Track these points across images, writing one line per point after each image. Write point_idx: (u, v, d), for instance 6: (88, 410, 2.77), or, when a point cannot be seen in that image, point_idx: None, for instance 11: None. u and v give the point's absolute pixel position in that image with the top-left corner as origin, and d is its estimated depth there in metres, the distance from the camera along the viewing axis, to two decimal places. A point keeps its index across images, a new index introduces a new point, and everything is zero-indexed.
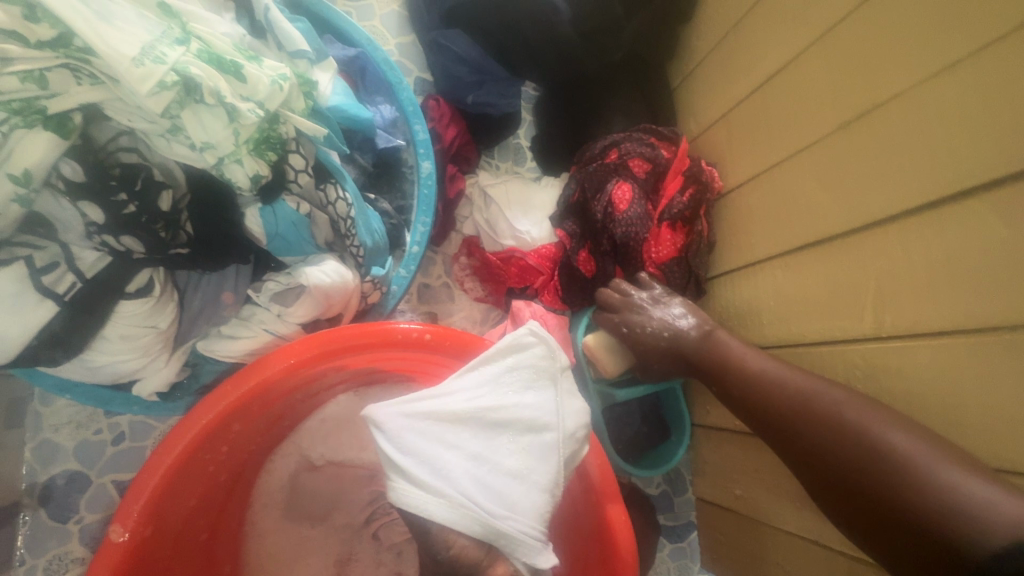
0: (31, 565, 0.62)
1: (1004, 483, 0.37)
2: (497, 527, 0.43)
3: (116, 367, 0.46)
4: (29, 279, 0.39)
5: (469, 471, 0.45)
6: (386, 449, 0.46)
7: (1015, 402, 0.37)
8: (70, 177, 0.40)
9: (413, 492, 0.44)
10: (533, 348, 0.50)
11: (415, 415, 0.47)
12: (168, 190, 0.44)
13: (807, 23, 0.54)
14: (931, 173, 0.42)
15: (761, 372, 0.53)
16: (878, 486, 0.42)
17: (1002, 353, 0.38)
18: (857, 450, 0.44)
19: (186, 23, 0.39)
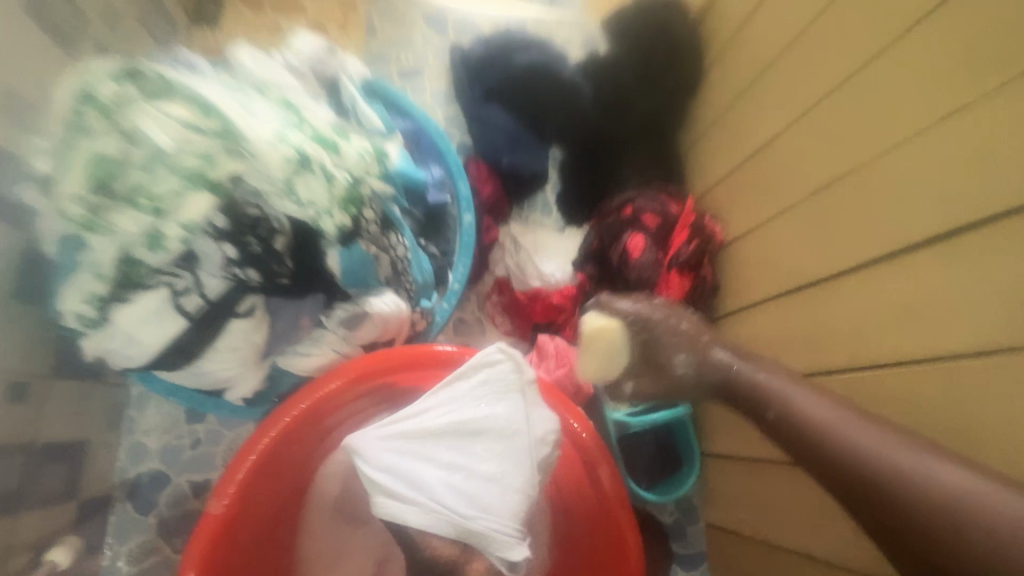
0: (116, 551, 0.72)
1: None
2: (468, 526, 0.51)
3: (217, 372, 0.57)
4: (170, 301, 0.49)
5: (442, 479, 0.55)
6: (371, 467, 0.57)
7: (958, 418, 0.45)
8: (218, 226, 0.47)
9: (394, 502, 0.54)
10: (500, 363, 0.61)
11: (393, 437, 0.59)
12: (282, 235, 0.51)
13: (788, 106, 0.66)
14: (885, 230, 0.51)
15: (783, 395, 0.56)
16: (904, 501, 0.43)
17: (944, 377, 0.46)
18: (871, 470, 0.46)
19: (301, 113, 0.53)
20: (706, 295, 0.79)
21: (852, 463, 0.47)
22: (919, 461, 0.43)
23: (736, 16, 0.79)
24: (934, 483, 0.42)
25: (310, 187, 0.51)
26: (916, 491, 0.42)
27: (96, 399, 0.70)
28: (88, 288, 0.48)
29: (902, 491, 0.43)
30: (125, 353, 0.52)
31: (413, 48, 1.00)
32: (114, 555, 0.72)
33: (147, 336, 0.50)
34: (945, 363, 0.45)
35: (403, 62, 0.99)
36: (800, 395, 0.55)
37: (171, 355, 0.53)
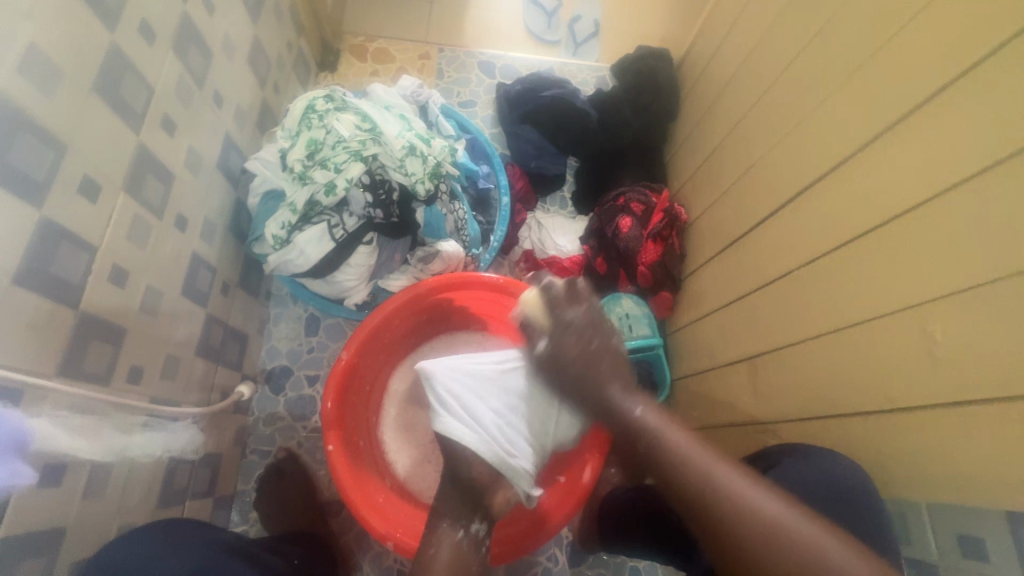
0: (257, 417, 1.05)
1: (807, 342, 0.72)
2: (510, 462, 0.71)
3: (344, 282, 0.91)
4: (328, 230, 0.85)
5: (495, 422, 0.74)
6: (438, 389, 0.75)
7: (800, 303, 0.74)
8: (365, 183, 0.85)
9: (456, 424, 0.72)
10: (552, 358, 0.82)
11: (455, 374, 0.78)
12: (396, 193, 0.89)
13: (730, 123, 0.98)
14: (777, 195, 0.81)
15: (623, 405, 0.69)
16: (703, 495, 0.56)
17: (796, 280, 0.75)
18: (697, 479, 0.57)
19: (411, 124, 0.89)
20: (675, 260, 1.09)
21: (673, 469, 0.59)
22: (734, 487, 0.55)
23: (703, 63, 1.13)
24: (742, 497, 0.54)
25: (414, 164, 0.85)
26: (758, 521, 0.52)
27: (254, 309, 1.05)
28: (284, 218, 0.83)
29: (719, 501, 0.55)
30: (295, 264, 0.86)
31: (469, 85, 1.37)
32: (255, 419, 1.05)
33: (311, 250, 0.84)
34: (801, 270, 0.74)
35: (462, 96, 1.36)
36: (664, 424, 0.64)
37: (322, 266, 0.87)
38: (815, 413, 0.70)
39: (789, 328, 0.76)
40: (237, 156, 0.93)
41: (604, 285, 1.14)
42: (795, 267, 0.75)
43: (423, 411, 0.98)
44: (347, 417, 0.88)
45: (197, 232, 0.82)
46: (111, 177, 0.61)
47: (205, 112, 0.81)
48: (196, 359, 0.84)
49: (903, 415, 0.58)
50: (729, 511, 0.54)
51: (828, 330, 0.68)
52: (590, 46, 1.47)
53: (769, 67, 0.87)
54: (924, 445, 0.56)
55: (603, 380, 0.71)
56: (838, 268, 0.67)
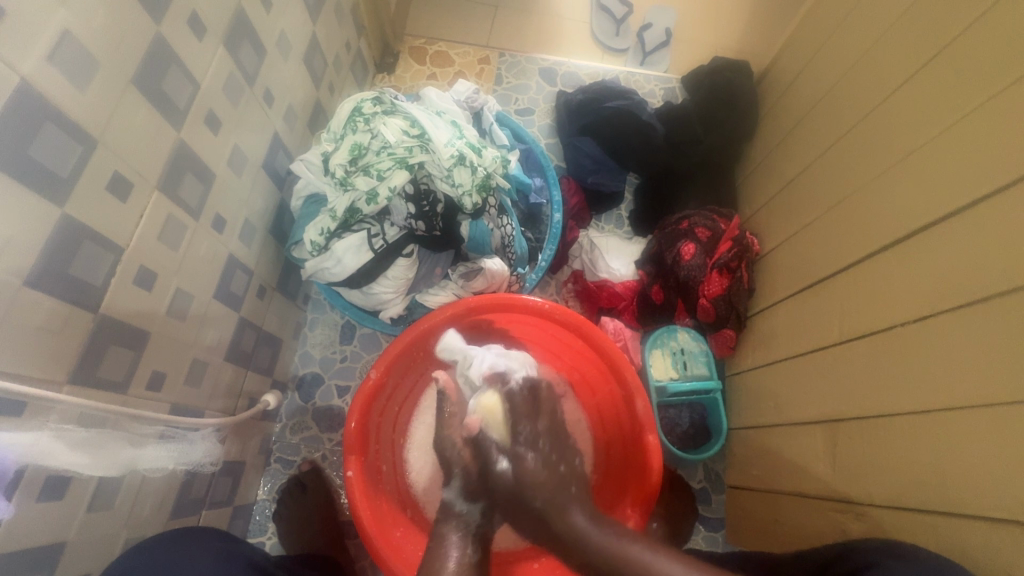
0: (284, 423, 1.02)
1: (911, 414, 0.60)
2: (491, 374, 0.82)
3: (381, 294, 0.86)
4: (367, 240, 0.81)
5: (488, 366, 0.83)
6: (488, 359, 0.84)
7: (898, 365, 0.63)
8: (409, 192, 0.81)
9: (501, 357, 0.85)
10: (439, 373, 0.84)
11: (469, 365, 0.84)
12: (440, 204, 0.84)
13: (817, 147, 0.87)
14: (873, 234, 0.70)
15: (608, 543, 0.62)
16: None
17: (896, 338, 0.64)
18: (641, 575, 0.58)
19: (464, 130, 0.83)
20: (741, 295, 0.98)
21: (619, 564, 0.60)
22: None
23: (789, 78, 1.01)
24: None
25: (462, 175, 0.79)
26: None
27: (290, 313, 1.02)
28: (322, 225, 0.78)
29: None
30: (331, 272, 0.81)
31: (528, 92, 1.31)
32: (282, 426, 1.02)
33: (348, 260, 0.80)
34: (906, 325, 0.62)
35: (520, 103, 1.30)
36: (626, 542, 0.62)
37: (358, 276, 0.82)
38: (918, 500, 0.58)
39: (885, 393, 0.64)
40: (284, 156, 0.90)
41: (660, 316, 1.04)
42: (901, 321, 0.63)
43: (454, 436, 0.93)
44: (370, 437, 0.83)
45: (236, 234, 0.79)
46: (145, 175, 0.58)
47: (254, 110, 0.78)
48: (225, 364, 0.81)
49: None
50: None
51: (942, 406, 0.56)
52: (660, 55, 1.37)
53: (874, 83, 0.75)
54: None
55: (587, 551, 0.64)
56: (958, 330, 0.56)
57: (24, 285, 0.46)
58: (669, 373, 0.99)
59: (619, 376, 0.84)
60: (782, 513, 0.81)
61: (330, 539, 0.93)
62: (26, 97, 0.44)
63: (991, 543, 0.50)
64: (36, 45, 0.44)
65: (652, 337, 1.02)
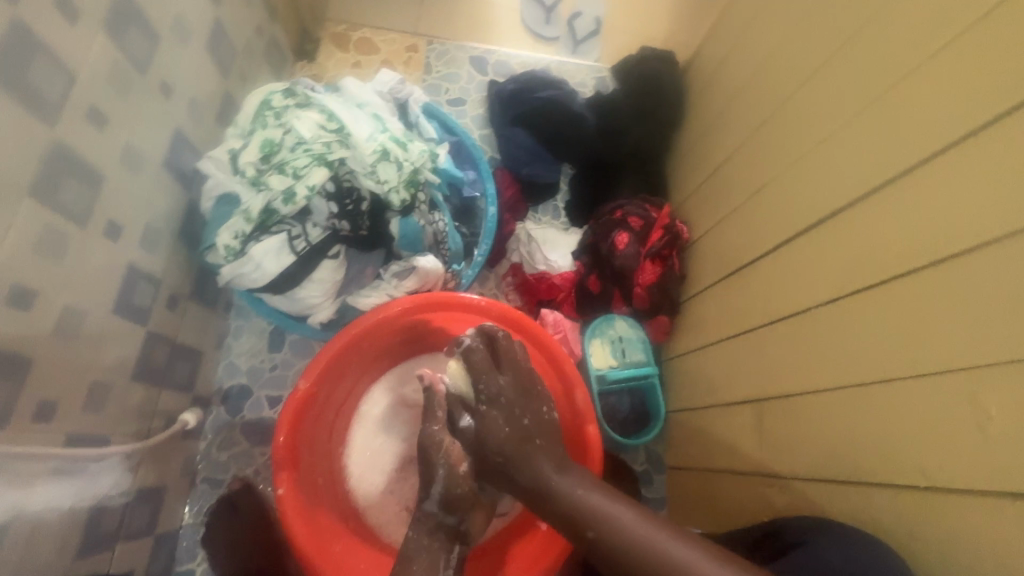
0: (210, 440, 0.95)
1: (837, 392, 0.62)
2: None
3: (308, 299, 0.81)
4: (288, 242, 0.75)
5: None
6: None
7: (816, 345, 0.66)
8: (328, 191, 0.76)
9: None
10: None
11: None
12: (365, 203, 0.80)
13: (738, 137, 0.90)
14: (794, 221, 0.73)
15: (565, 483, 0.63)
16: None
17: (811, 322, 0.67)
18: None
19: (386, 123, 0.79)
20: (674, 282, 1.00)
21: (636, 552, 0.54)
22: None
23: (712, 67, 1.04)
24: None
25: (388, 170, 0.75)
26: None
27: (210, 321, 0.94)
28: (237, 228, 0.74)
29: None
30: (250, 278, 0.76)
31: (459, 82, 1.28)
32: (208, 443, 0.95)
33: (269, 264, 0.75)
34: (822, 308, 0.66)
35: (451, 93, 1.27)
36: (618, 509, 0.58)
37: (281, 280, 0.77)
38: (833, 472, 0.62)
39: (806, 374, 0.67)
40: (191, 154, 0.82)
41: (598, 306, 1.04)
42: (817, 304, 0.67)
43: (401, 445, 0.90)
44: (303, 452, 0.79)
45: (137, 241, 0.72)
46: (12, 179, 0.51)
47: (149, 103, 0.71)
48: (133, 385, 0.74)
49: (939, 493, 0.50)
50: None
51: (858, 383, 0.59)
52: (590, 45, 1.37)
53: (787, 76, 0.79)
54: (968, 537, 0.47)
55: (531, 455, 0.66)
56: (871, 311, 0.59)
57: None
58: (608, 361, 1.01)
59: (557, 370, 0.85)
60: (718, 493, 0.84)
61: (267, 557, 0.87)
62: None
63: (895, 505, 0.54)
64: None
65: (590, 326, 1.04)
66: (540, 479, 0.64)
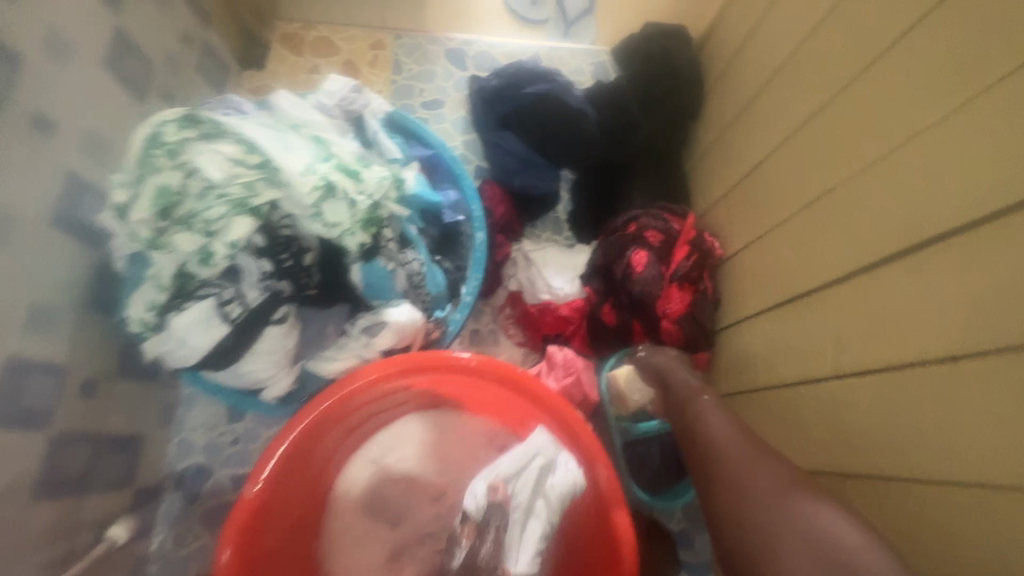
0: (164, 536, 0.80)
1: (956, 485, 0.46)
2: None
3: (254, 374, 0.64)
4: (215, 310, 0.57)
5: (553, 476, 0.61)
6: None
7: (920, 416, 0.49)
8: (258, 244, 0.57)
9: None
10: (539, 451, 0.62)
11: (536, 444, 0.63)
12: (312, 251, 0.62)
13: (778, 128, 0.72)
14: (867, 242, 0.55)
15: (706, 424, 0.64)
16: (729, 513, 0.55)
17: (908, 381, 0.50)
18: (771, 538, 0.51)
19: (330, 147, 0.62)
20: (707, 309, 0.83)
21: (730, 470, 0.58)
22: (770, 509, 0.53)
23: (735, 42, 0.85)
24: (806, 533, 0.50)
25: (336, 210, 0.59)
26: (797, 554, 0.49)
27: (151, 397, 0.79)
28: (149, 297, 0.58)
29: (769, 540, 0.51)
30: (176, 357, 0.60)
31: (435, 81, 1.10)
32: (162, 539, 0.80)
33: (195, 341, 0.58)
34: (922, 366, 0.49)
35: (426, 94, 1.09)
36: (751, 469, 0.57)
37: (215, 357, 0.60)
38: None
39: (907, 451, 0.50)
40: (95, 202, 0.66)
41: (616, 341, 0.87)
42: (917, 360, 0.49)
43: (394, 531, 0.73)
44: (264, 558, 0.67)
45: (15, 326, 0.55)
46: None
47: (12, 146, 0.54)
48: (32, 507, 0.58)
49: None
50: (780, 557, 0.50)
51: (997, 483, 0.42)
52: (584, 25, 1.19)
53: (845, 47, 0.60)
54: None
55: (699, 415, 0.66)
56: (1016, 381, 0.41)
57: None
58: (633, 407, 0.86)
59: (574, 439, 0.67)
60: None
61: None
62: None
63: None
64: None
65: (608, 366, 0.87)
66: (691, 414, 0.67)
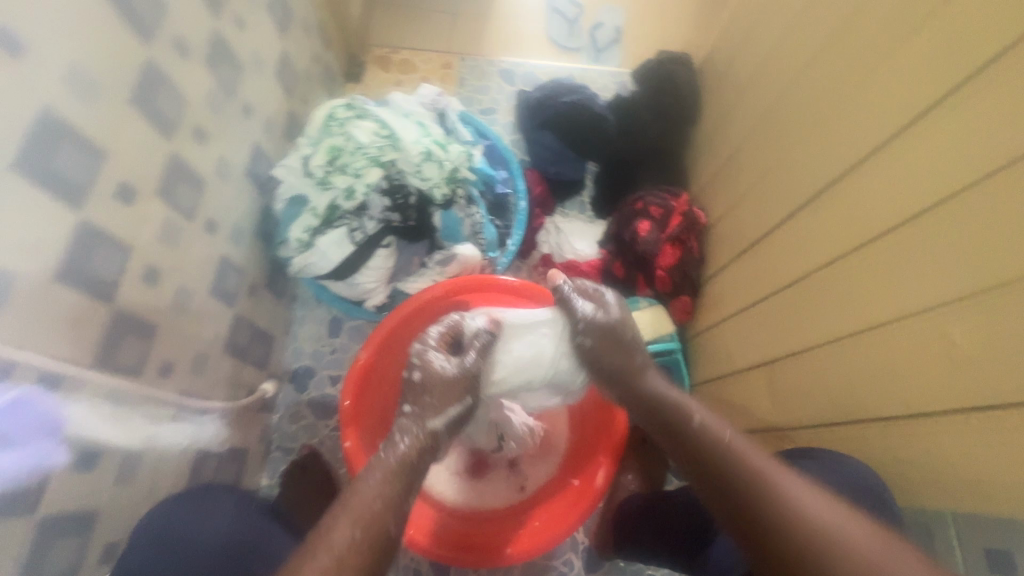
0: (282, 413, 1.09)
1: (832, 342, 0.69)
2: None
3: (364, 283, 0.93)
4: (348, 233, 0.88)
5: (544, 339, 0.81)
6: None
7: (813, 306, 0.73)
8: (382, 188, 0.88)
9: None
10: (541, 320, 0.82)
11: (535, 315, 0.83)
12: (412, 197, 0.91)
13: (744, 126, 0.98)
14: (794, 196, 0.80)
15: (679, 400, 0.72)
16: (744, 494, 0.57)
17: (811, 283, 0.74)
18: (769, 506, 0.54)
19: (429, 129, 0.92)
20: (694, 264, 1.08)
21: (709, 446, 0.64)
22: (784, 492, 0.55)
23: (722, 64, 1.12)
24: (804, 510, 0.52)
25: (431, 169, 0.88)
26: (794, 515, 0.52)
27: (280, 310, 1.09)
28: (306, 223, 0.86)
29: (770, 499, 0.55)
30: (317, 266, 0.88)
31: (490, 93, 1.40)
32: (280, 416, 1.09)
33: (332, 253, 0.87)
34: (817, 272, 0.72)
35: (483, 103, 1.39)
36: (780, 471, 0.57)
37: (342, 267, 0.89)
38: (842, 416, 0.68)
39: (809, 332, 0.73)
40: (265, 164, 0.97)
41: (623, 289, 1.13)
42: (810, 270, 0.74)
43: None
44: (366, 414, 0.91)
45: (226, 236, 0.86)
46: (144, 181, 0.65)
47: (235, 121, 0.85)
48: (224, 357, 0.87)
49: (947, 417, 0.55)
50: (774, 510, 0.54)
51: (854, 332, 0.65)
52: (609, 52, 1.48)
53: (787, 66, 0.85)
54: (971, 456, 0.53)
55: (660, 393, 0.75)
56: (867, 266, 0.64)
57: (53, 279, 0.52)
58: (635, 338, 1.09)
59: None
60: None
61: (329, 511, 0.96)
62: (48, 120, 0.51)
63: (887, 436, 0.63)
64: (52, 73, 0.51)
65: None
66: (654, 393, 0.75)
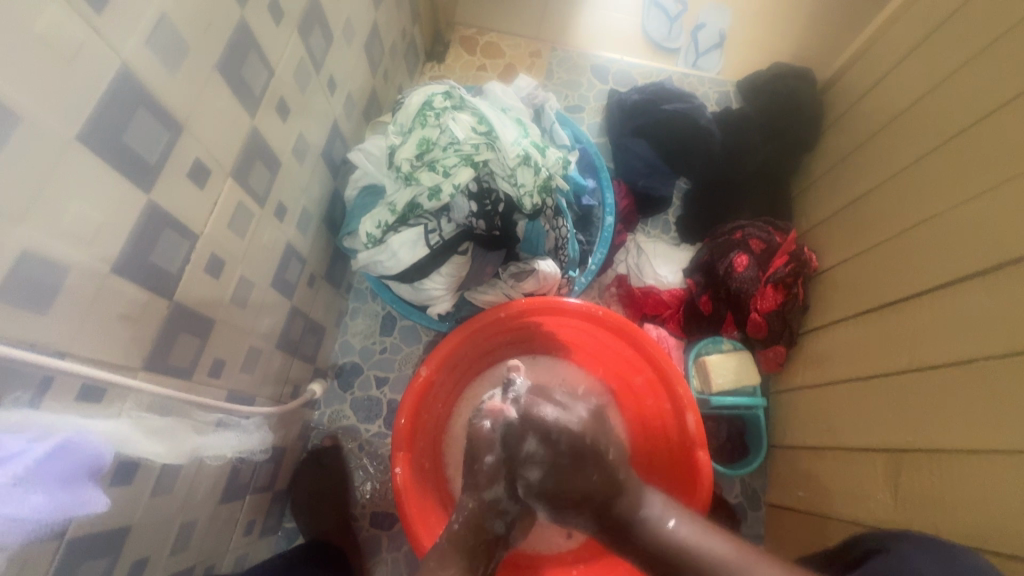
0: (323, 410, 1.03)
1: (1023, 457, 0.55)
2: None
3: (432, 290, 0.84)
4: (424, 234, 0.79)
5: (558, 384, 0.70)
6: None
7: (995, 404, 0.59)
8: (473, 190, 0.80)
9: None
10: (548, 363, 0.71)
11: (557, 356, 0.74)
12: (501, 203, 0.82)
13: (890, 164, 0.84)
14: (967, 260, 0.66)
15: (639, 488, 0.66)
16: None
17: (997, 375, 0.60)
18: None
19: (527, 128, 0.81)
20: (796, 312, 0.95)
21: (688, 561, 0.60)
22: None
23: (861, 87, 0.97)
24: None
25: (526, 175, 0.77)
26: None
27: (335, 301, 1.01)
28: (380, 217, 0.78)
29: None
30: (385, 265, 0.81)
31: (579, 89, 1.28)
32: (321, 412, 1.02)
33: (404, 254, 0.79)
34: (1006, 361, 0.59)
35: (570, 100, 1.28)
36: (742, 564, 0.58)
37: (412, 270, 0.81)
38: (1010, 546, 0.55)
39: (980, 432, 0.60)
40: (341, 145, 0.88)
41: (707, 327, 1.02)
42: (984, 355, 0.62)
43: None
44: (418, 433, 0.83)
45: (295, 222, 0.78)
46: (220, 160, 0.57)
47: (319, 97, 0.77)
48: (276, 352, 0.80)
49: None
50: None
51: None
52: (712, 57, 1.34)
53: (968, 103, 0.71)
54: None
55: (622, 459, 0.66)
56: None
57: (113, 270, 0.45)
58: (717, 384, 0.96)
59: (668, 383, 0.83)
60: (829, 535, 0.79)
61: (348, 531, 0.94)
62: (126, 86, 0.43)
63: None
64: (136, 30, 0.42)
65: (696, 346, 1.01)
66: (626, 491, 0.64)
